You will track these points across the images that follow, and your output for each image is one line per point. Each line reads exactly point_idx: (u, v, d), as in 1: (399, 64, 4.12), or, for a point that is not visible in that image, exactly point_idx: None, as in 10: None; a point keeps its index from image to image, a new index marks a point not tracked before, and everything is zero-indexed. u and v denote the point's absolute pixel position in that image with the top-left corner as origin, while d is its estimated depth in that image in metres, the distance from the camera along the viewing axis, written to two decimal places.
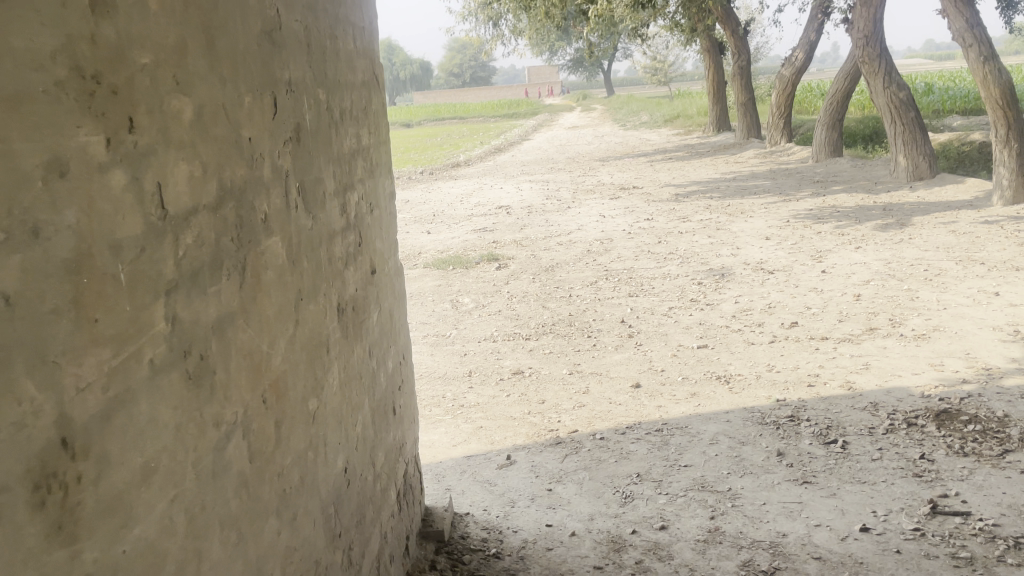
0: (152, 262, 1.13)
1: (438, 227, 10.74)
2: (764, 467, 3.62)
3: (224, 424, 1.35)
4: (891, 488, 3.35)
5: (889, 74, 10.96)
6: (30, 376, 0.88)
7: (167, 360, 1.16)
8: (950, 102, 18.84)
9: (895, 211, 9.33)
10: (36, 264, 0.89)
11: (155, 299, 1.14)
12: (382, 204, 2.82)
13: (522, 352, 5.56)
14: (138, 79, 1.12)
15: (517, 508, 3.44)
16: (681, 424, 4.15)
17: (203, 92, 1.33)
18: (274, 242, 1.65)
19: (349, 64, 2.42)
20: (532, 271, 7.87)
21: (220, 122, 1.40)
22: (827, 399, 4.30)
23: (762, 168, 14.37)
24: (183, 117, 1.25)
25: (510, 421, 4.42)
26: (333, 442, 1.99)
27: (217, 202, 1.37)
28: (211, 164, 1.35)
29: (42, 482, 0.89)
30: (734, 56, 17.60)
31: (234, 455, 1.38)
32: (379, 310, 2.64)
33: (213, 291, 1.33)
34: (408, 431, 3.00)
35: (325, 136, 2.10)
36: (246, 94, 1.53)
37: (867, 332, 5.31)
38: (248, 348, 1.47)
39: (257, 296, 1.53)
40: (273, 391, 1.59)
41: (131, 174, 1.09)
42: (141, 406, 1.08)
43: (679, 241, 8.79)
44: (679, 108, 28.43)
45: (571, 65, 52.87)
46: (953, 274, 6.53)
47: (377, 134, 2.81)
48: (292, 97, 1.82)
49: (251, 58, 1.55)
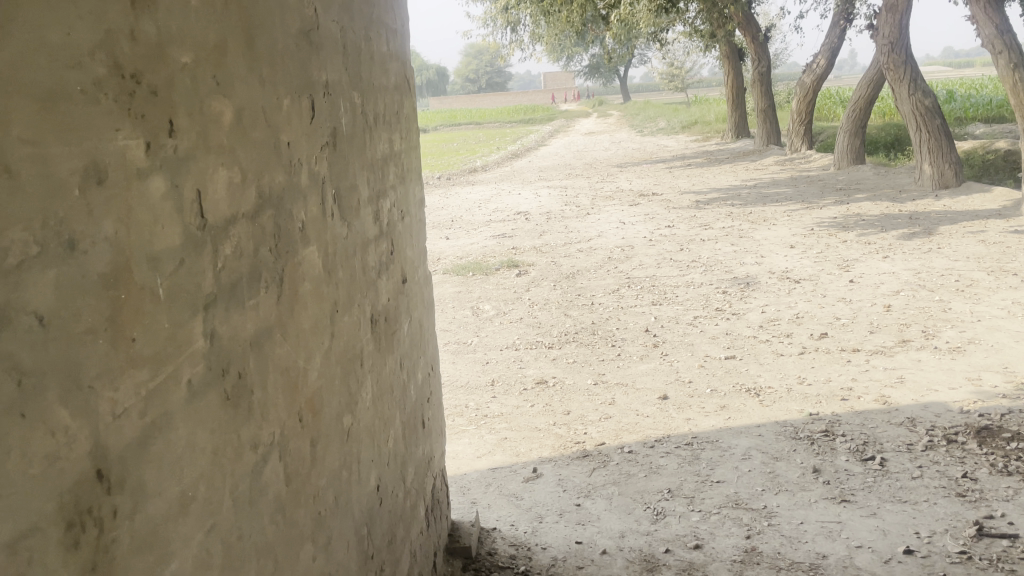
0: (191, 275, 1.06)
1: (456, 233, 10.67)
2: (800, 484, 3.51)
3: (261, 446, 1.27)
4: (933, 508, 3.23)
5: (914, 81, 10.79)
6: (64, 404, 0.80)
7: (205, 380, 1.08)
8: (973, 110, 18.60)
9: (922, 220, 9.16)
10: (71, 280, 0.81)
11: (193, 316, 1.06)
12: (413, 210, 2.75)
13: (546, 361, 5.47)
14: (178, 80, 1.05)
15: (546, 524, 3.35)
16: (711, 437, 4.04)
17: (242, 94, 1.25)
18: (311, 251, 1.58)
19: (382, 67, 2.36)
20: (553, 278, 7.78)
21: (259, 125, 1.32)
22: (862, 414, 4.18)
23: (783, 175, 14.22)
24: (223, 120, 1.18)
25: (535, 433, 4.32)
26: (366, 460, 1.91)
27: (255, 211, 1.30)
28: (250, 170, 1.28)
29: (75, 518, 0.81)
30: (754, 62, 17.44)
31: (270, 479, 1.30)
32: (410, 321, 2.56)
33: (251, 304, 1.26)
34: (436, 444, 2.92)
35: (359, 140, 2.02)
36: (285, 97, 1.45)
37: (900, 345, 5.19)
38: (284, 365, 1.39)
39: (295, 309, 1.46)
40: (309, 408, 1.51)
41: (171, 181, 1.02)
42: (178, 430, 1.01)
43: (701, 249, 8.67)
44: (697, 115, 28.28)
45: (588, 71, 52.83)
46: (985, 284, 6.38)
47: (408, 139, 2.74)
48: (329, 100, 1.74)
49: (288, 58, 1.48)
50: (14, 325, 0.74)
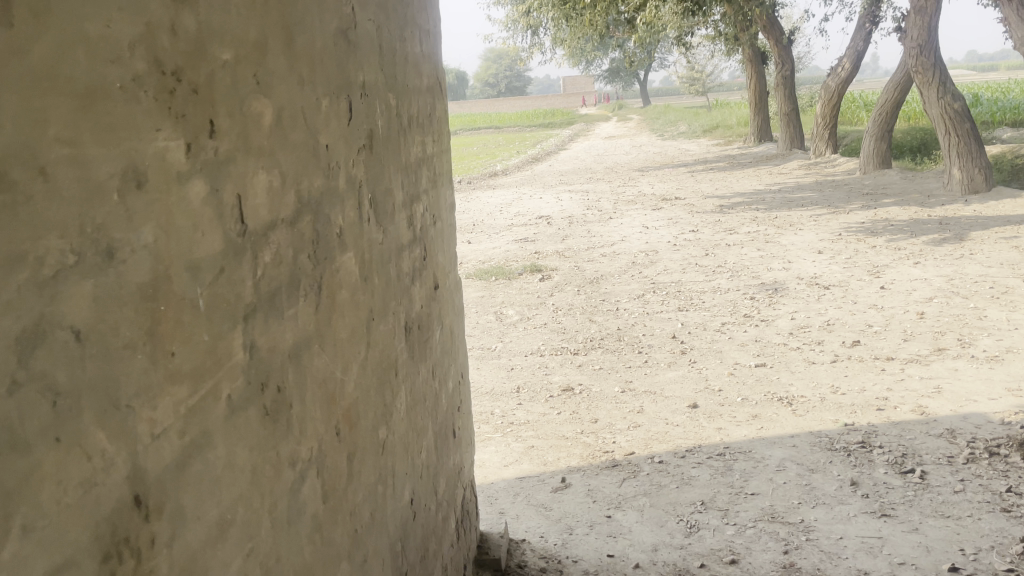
0: (231, 284, 1.00)
1: (478, 237, 10.62)
2: (838, 497, 3.41)
3: (299, 462, 1.21)
4: (977, 523, 3.11)
5: (944, 84, 10.61)
6: (101, 425, 0.74)
7: (244, 395, 1.03)
8: (1001, 113, 18.30)
9: (952, 225, 8.98)
10: (108, 291, 0.75)
11: (232, 327, 1.00)
12: (444, 215, 2.69)
13: (572, 367, 5.40)
14: (219, 77, 0.99)
15: (576, 536, 3.27)
16: (744, 448, 3.95)
17: (282, 94, 1.20)
18: (348, 257, 1.52)
19: (416, 69, 2.30)
20: (577, 283, 7.70)
21: (298, 127, 1.27)
22: (900, 425, 4.06)
23: (808, 179, 14.06)
24: (263, 121, 1.12)
25: (563, 441, 4.24)
26: (400, 473, 1.84)
27: (294, 216, 1.24)
28: (289, 174, 1.22)
29: (111, 549, 0.75)
30: (777, 65, 17.24)
31: (308, 496, 1.25)
32: (441, 327, 2.49)
33: (290, 314, 1.20)
34: (466, 454, 2.85)
35: (394, 143, 1.96)
36: (324, 97, 1.40)
37: (936, 353, 5.06)
38: (322, 376, 1.33)
39: (332, 318, 1.40)
40: (346, 421, 1.45)
41: (211, 185, 0.96)
42: (217, 449, 0.95)
43: (727, 254, 8.55)
44: (719, 118, 28.10)
45: (608, 75, 52.64)
46: (1021, 291, 6.23)
47: (440, 141, 2.68)
48: (366, 101, 1.69)
49: (327, 57, 1.42)
50: (51, 340, 0.68)
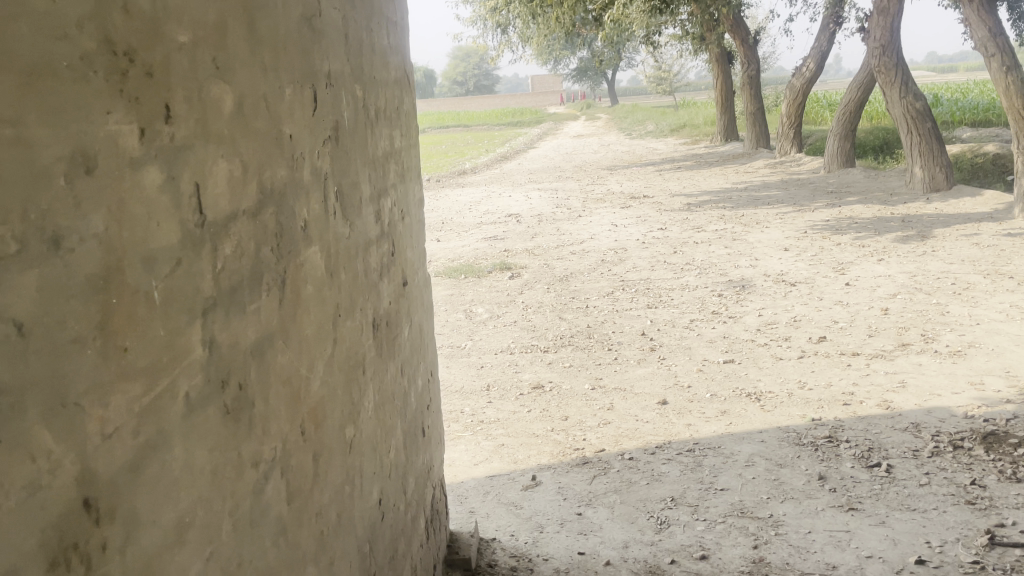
0: (188, 276, 0.96)
1: (447, 235, 10.56)
2: (806, 492, 3.43)
3: (263, 463, 1.17)
4: (943, 516, 3.15)
5: (906, 84, 10.79)
6: (47, 426, 0.70)
7: (204, 392, 0.98)
8: (960, 113, 18.68)
9: (914, 223, 9.14)
10: (53, 282, 0.71)
11: (190, 321, 0.96)
12: (412, 210, 2.65)
13: (541, 365, 5.38)
14: (175, 60, 0.95)
15: (547, 534, 3.25)
16: (713, 444, 3.97)
17: (243, 80, 1.15)
18: (313, 251, 1.48)
19: (383, 61, 2.25)
20: (546, 281, 7.70)
21: (261, 114, 1.22)
22: (866, 419, 4.11)
23: (774, 178, 14.23)
24: (223, 107, 1.07)
25: (533, 439, 4.22)
26: (368, 473, 1.80)
27: (256, 207, 1.20)
28: (251, 163, 1.18)
29: (58, 556, 0.71)
30: (743, 65, 17.41)
31: (272, 498, 1.21)
32: (410, 324, 2.45)
33: (252, 309, 1.16)
34: (435, 453, 2.82)
35: (361, 136, 1.93)
36: (288, 85, 1.36)
37: (900, 348, 5.13)
38: (287, 374, 1.29)
39: (296, 313, 1.36)
40: (311, 419, 1.41)
41: (167, 172, 0.92)
42: (175, 450, 0.90)
43: (695, 252, 8.60)
44: (686, 118, 28.35)
45: (575, 74, 52.72)
46: (982, 287, 6.34)
47: (409, 136, 2.64)
48: (331, 91, 1.64)
49: (290, 45, 1.38)
50: None
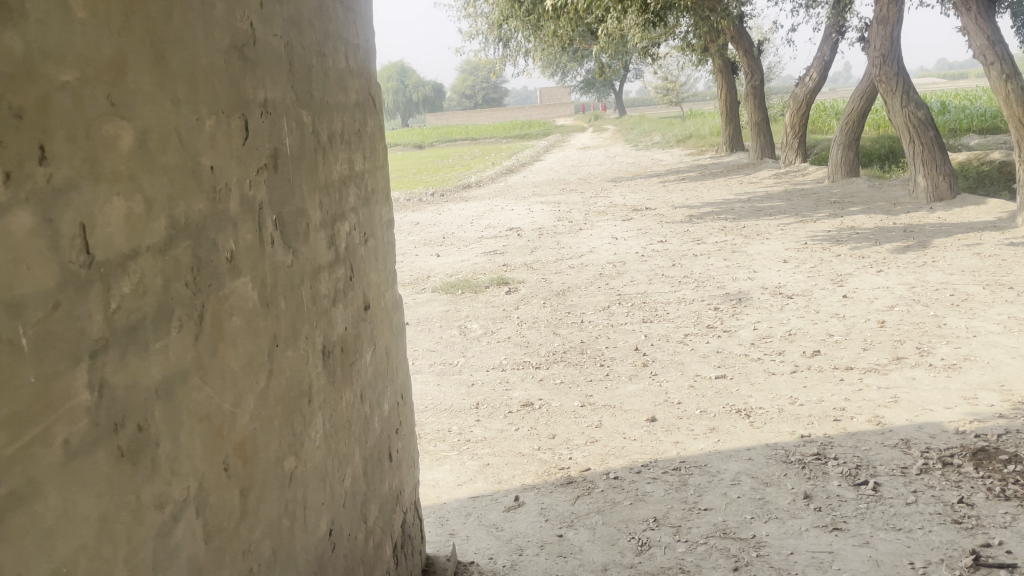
0: (69, 318, 0.94)
1: (447, 250, 10.56)
2: (791, 511, 3.37)
3: (170, 504, 1.15)
4: (928, 536, 3.08)
5: (907, 93, 10.71)
6: None
7: (91, 437, 0.97)
8: (967, 121, 18.56)
9: (916, 232, 9.06)
10: None
11: (73, 365, 0.94)
12: (379, 233, 2.64)
13: (532, 382, 5.34)
14: (56, 99, 0.93)
15: (526, 557, 3.21)
16: (700, 462, 3.92)
17: (148, 114, 1.13)
18: (243, 282, 1.46)
19: (341, 84, 2.24)
20: (543, 295, 7.67)
21: (170, 148, 1.20)
22: (856, 435, 4.04)
23: (778, 188, 14.17)
24: (120, 144, 1.05)
25: (519, 459, 4.18)
26: (315, 503, 1.78)
27: (167, 242, 1.18)
28: (158, 198, 1.16)
29: None
30: (746, 75, 17.37)
31: (183, 539, 1.18)
32: (374, 348, 2.43)
33: (157, 347, 1.13)
34: (407, 477, 2.79)
35: (309, 162, 1.91)
36: (208, 117, 1.34)
37: (894, 362, 5.06)
38: (204, 411, 1.27)
39: (218, 347, 1.33)
40: (238, 454, 1.39)
41: (41, 216, 0.90)
42: (48, 499, 0.89)
43: (693, 264, 8.56)
44: (692, 128, 28.32)
45: (582, 86, 52.78)
46: (981, 298, 6.26)
47: (374, 157, 2.63)
48: (268, 119, 1.63)
49: (213, 75, 1.36)
50: None
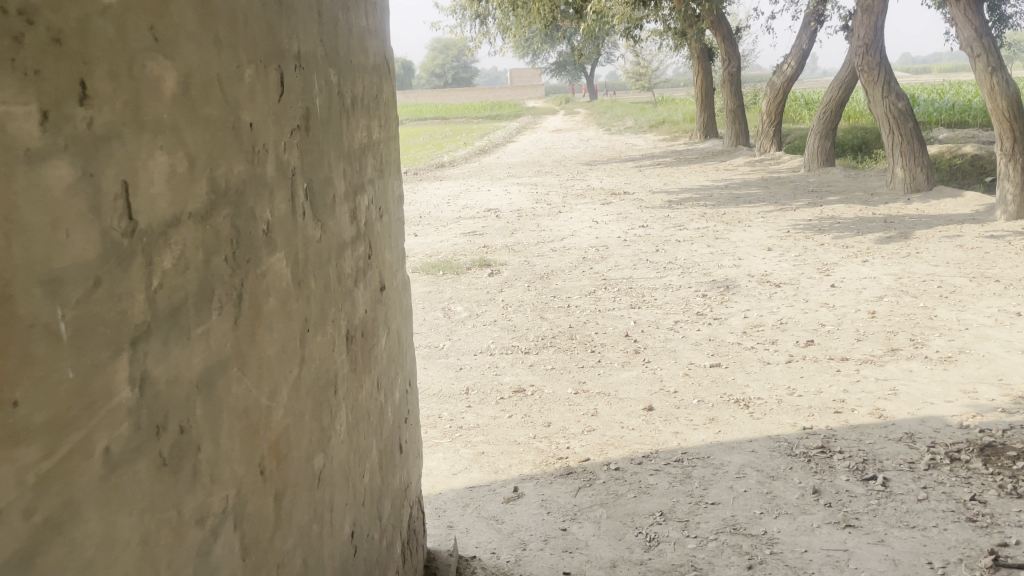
0: (111, 299, 0.77)
1: (425, 230, 10.31)
2: (800, 507, 3.28)
3: (210, 518, 0.98)
4: (943, 534, 3.01)
5: (888, 83, 10.67)
6: None
7: (132, 443, 0.80)
8: (937, 114, 18.77)
9: (896, 223, 9.08)
10: None
11: (113, 357, 0.77)
12: (392, 208, 2.45)
13: (522, 367, 5.19)
14: (97, 25, 0.75)
15: (530, 551, 3.07)
16: (702, 454, 3.82)
17: (191, 56, 0.95)
18: (278, 259, 1.28)
19: (361, 45, 2.04)
20: (526, 278, 7.51)
21: (213, 98, 1.02)
22: (858, 428, 3.98)
23: (754, 175, 14.16)
24: (164, 89, 0.87)
25: (514, 447, 4.04)
26: (339, 503, 1.61)
27: (208, 208, 1.00)
28: (200, 156, 0.98)
29: None
30: (724, 61, 17.27)
31: (222, 556, 1.02)
32: (388, 332, 2.26)
33: (198, 333, 0.96)
34: (413, 468, 2.63)
35: (335, 127, 1.72)
36: (247, 66, 1.15)
37: (890, 353, 5.01)
38: (242, 405, 1.09)
39: (256, 333, 1.16)
40: (273, 455, 1.22)
41: (82, 167, 0.73)
42: (89, 522, 0.73)
43: (677, 251, 8.46)
44: (664, 113, 28.26)
45: (554, 67, 52.47)
46: (968, 291, 6.25)
47: (388, 127, 2.44)
48: (301, 75, 1.44)
49: (252, 16, 1.17)
50: None
